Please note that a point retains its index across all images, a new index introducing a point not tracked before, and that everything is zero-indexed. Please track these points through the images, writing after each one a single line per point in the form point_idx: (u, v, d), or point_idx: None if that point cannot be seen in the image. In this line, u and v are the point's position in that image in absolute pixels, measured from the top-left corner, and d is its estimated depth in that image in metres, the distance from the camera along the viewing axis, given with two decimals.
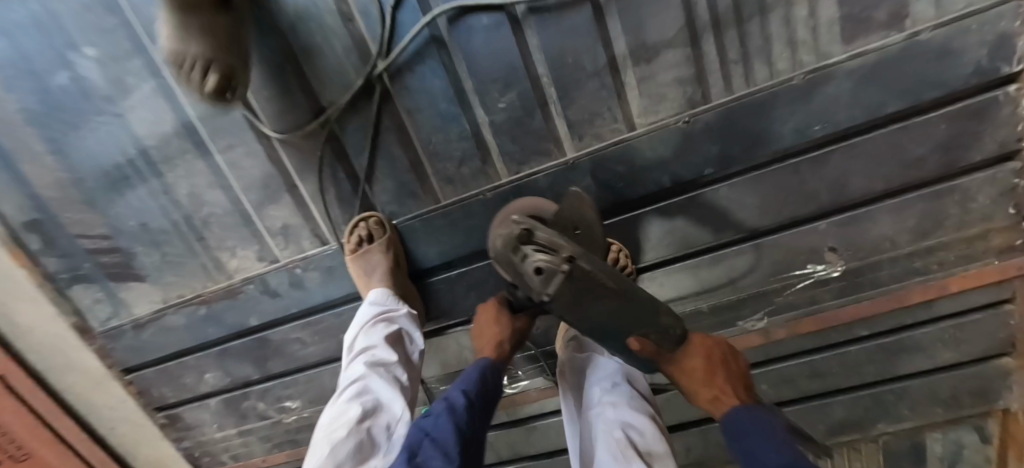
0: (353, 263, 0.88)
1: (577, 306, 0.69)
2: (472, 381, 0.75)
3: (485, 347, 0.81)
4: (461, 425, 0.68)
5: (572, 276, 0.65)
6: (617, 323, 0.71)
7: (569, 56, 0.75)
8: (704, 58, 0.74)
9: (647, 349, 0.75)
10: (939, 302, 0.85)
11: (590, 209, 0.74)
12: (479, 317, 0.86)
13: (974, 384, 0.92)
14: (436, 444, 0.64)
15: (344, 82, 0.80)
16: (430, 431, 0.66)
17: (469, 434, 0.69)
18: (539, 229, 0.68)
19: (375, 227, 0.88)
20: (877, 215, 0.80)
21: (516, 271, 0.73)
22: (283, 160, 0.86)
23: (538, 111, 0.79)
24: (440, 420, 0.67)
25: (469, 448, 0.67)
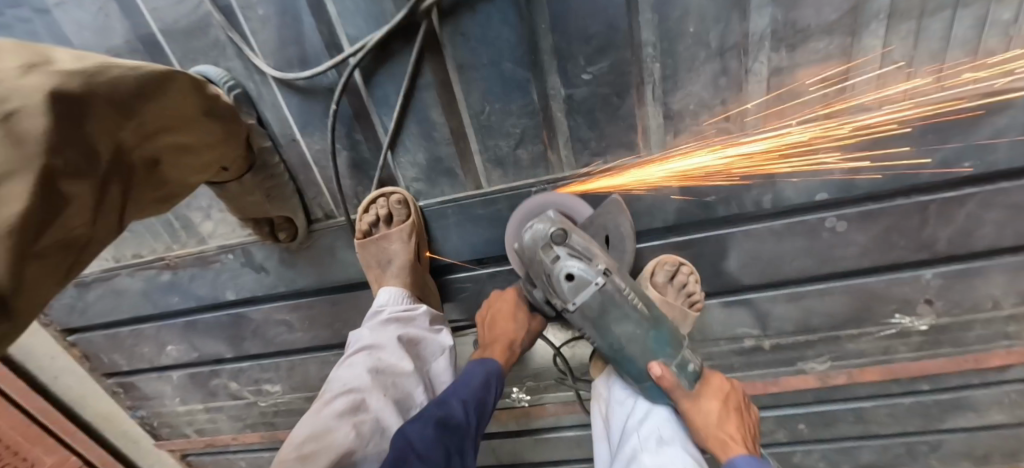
0: (364, 250, 0.72)
1: (600, 321, 0.61)
2: (474, 390, 0.61)
3: (496, 348, 0.68)
4: (454, 443, 0.54)
5: (604, 291, 0.60)
6: (641, 348, 0.62)
7: (690, 25, 0.56)
8: (862, 53, 0.57)
9: (665, 386, 0.63)
10: (1015, 368, 0.78)
11: (626, 218, 0.64)
12: (490, 310, 0.72)
13: (1012, 444, 0.88)
14: (422, 462, 0.49)
15: (375, 13, 0.58)
16: (417, 444, 0.51)
17: (459, 456, 0.54)
18: (574, 231, 0.61)
19: (396, 207, 0.70)
20: (992, 272, 0.69)
21: (538, 271, 0.63)
22: (282, 105, 0.66)
23: (631, 92, 0.61)
24: (426, 429, 0.53)
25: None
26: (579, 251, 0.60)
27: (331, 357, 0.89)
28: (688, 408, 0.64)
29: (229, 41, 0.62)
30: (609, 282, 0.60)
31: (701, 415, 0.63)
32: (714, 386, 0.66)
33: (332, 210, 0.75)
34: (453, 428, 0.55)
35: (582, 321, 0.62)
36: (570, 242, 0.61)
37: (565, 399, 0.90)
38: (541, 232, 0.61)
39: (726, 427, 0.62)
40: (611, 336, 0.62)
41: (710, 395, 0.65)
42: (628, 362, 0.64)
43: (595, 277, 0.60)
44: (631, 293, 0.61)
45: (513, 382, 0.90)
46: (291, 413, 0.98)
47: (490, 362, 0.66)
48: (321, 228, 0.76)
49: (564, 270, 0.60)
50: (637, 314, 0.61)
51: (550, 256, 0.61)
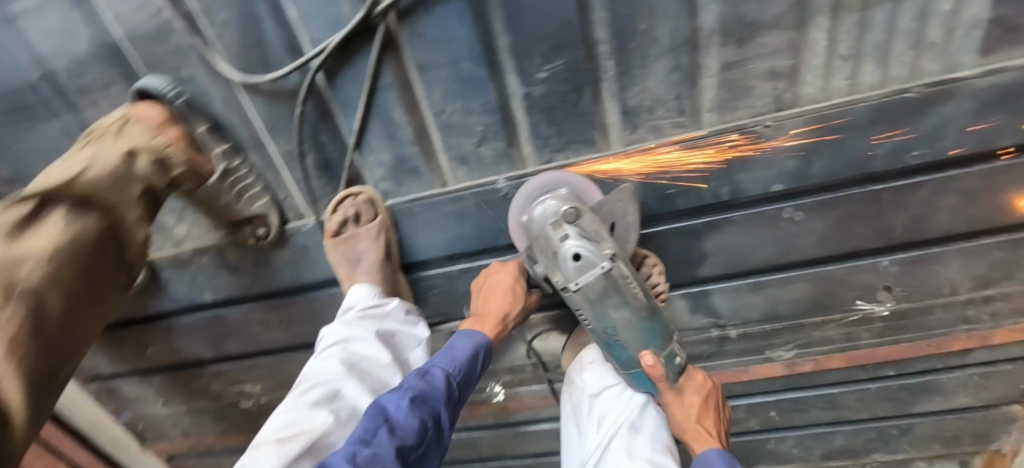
0: (334, 248, 0.74)
1: (599, 305, 0.61)
2: (458, 364, 0.64)
3: (488, 322, 0.68)
4: (429, 417, 0.57)
5: (609, 276, 0.59)
6: (634, 336, 0.62)
7: (642, 22, 0.57)
8: (810, 46, 0.58)
9: (653, 376, 0.63)
10: (977, 351, 0.80)
11: (635, 209, 0.63)
12: (488, 279, 0.71)
13: (978, 426, 0.91)
14: (394, 436, 0.53)
15: (332, 15, 0.59)
16: (392, 417, 0.55)
17: (434, 429, 0.58)
18: (586, 212, 0.60)
19: (363, 207, 0.71)
20: (949, 258, 0.70)
21: (544, 245, 0.63)
22: (247, 108, 0.67)
23: (588, 88, 0.62)
24: (402, 401, 0.56)
25: (425, 443, 0.57)
26: (589, 233, 0.60)
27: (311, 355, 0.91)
28: (670, 400, 0.65)
29: (192, 47, 0.63)
30: (614, 268, 0.59)
31: (682, 409, 0.65)
32: (697, 380, 0.67)
33: (303, 211, 0.76)
34: (429, 402, 0.58)
35: (581, 302, 0.61)
36: (580, 222, 0.60)
37: (542, 392, 0.92)
38: (552, 208, 0.61)
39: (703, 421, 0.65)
40: (607, 320, 0.62)
41: (692, 391, 0.66)
42: (619, 348, 0.64)
43: (601, 261, 0.59)
44: (634, 280, 0.61)
45: (490, 376, 0.92)
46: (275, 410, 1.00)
47: (478, 333, 0.68)
48: (291, 230, 0.77)
49: (570, 249, 0.59)
50: (637, 302, 0.61)
51: (558, 233, 0.60)
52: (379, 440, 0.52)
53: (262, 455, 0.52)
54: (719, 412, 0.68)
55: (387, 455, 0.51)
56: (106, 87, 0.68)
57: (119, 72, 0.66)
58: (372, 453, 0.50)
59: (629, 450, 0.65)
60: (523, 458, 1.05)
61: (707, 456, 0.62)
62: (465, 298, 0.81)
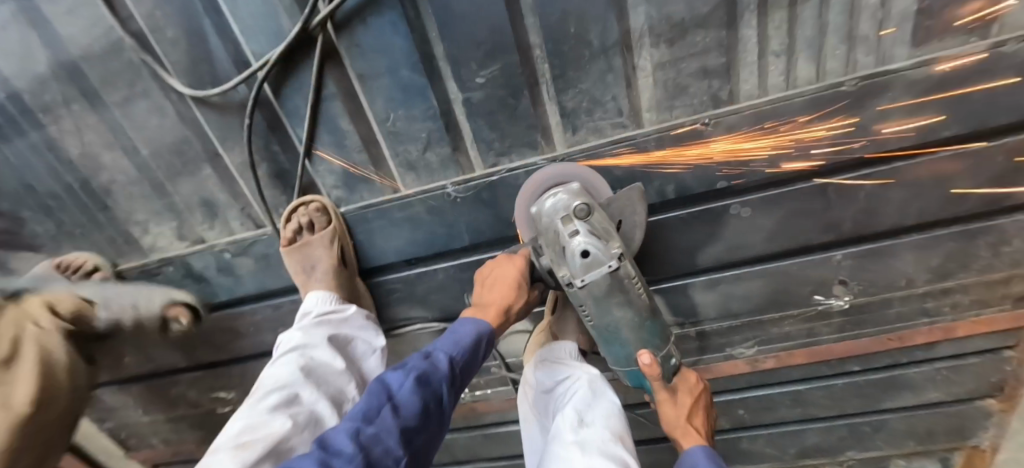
0: (290, 257, 0.75)
1: (603, 302, 0.63)
2: (463, 348, 0.61)
3: (491, 311, 0.65)
4: (433, 399, 0.56)
5: (615, 275, 0.62)
6: (635, 335, 0.65)
7: (573, 25, 0.58)
8: (741, 43, 0.59)
9: (648, 375, 0.64)
10: (941, 344, 0.79)
11: (643, 210, 0.64)
12: (490, 271, 0.67)
13: (953, 422, 0.89)
14: (396, 415, 0.52)
15: (273, 29, 0.61)
16: (395, 395, 0.53)
17: (436, 412, 0.57)
18: (596, 211, 0.63)
19: (316, 215, 0.73)
20: (901, 251, 0.70)
21: (552, 239, 0.64)
22: (201, 121, 0.69)
23: (526, 92, 0.63)
24: (406, 380, 0.55)
25: (428, 424, 0.56)
26: (598, 231, 0.62)
27: None
28: (663, 398, 0.66)
29: (144, 63, 0.65)
30: (621, 267, 0.62)
31: (674, 408, 0.67)
32: (689, 381, 0.69)
33: (261, 220, 0.77)
34: (434, 384, 0.57)
35: (585, 298, 0.64)
36: (591, 219, 0.62)
37: (508, 393, 0.93)
38: (563, 202, 0.62)
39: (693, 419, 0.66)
40: (609, 316, 0.64)
41: (684, 391, 0.68)
42: (618, 344, 0.67)
43: (608, 259, 0.61)
44: (638, 281, 0.63)
45: None
46: None
47: (481, 323, 0.64)
48: (249, 240, 0.78)
49: (579, 246, 0.61)
50: (640, 303, 0.63)
51: (568, 229, 0.63)
52: (382, 419, 0.51)
53: (222, 461, 0.52)
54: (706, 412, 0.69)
55: (389, 435, 0.50)
56: (66, 105, 0.70)
57: (77, 90, 0.68)
58: (375, 433, 0.49)
59: (581, 442, 0.59)
60: (496, 461, 1.06)
61: (695, 453, 0.62)
62: (425, 302, 0.82)
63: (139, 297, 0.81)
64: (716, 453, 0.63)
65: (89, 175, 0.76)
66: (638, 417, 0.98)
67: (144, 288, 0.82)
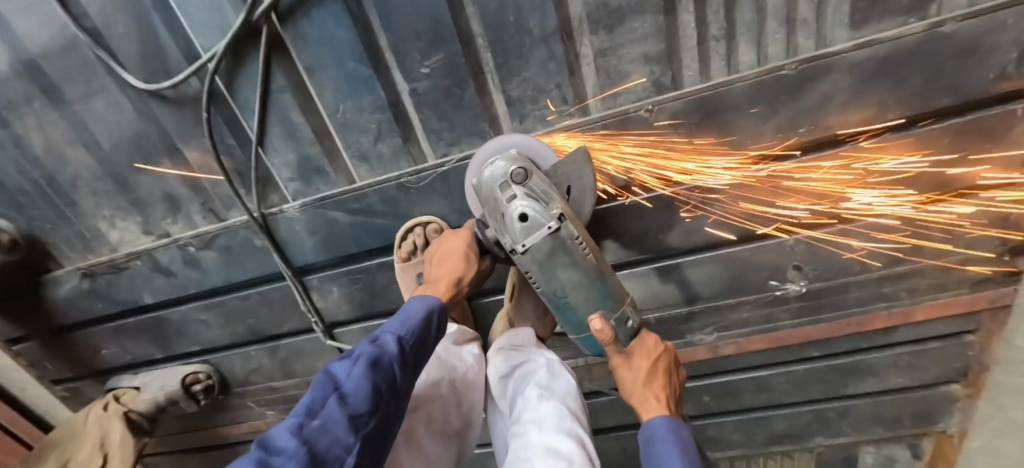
0: (404, 273, 0.75)
1: (548, 266, 0.57)
2: (414, 325, 0.53)
3: (440, 286, 0.61)
4: (389, 384, 0.46)
5: (557, 239, 0.56)
6: (584, 297, 0.58)
7: (510, 13, 0.58)
8: (680, 29, 0.58)
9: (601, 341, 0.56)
10: (901, 329, 0.79)
11: (590, 172, 0.60)
12: (440, 245, 0.65)
13: (920, 407, 0.89)
14: (345, 405, 0.41)
15: (219, 23, 0.62)
16: (342, 385, 0.43)
17: (392, 399, 0.46)
18: (535, 173, 0.57)
19: (434, 235, 0.73)
20: (853, 235, 0.70)
21: (493, 209, 0.60)
22: (158, 116, 0.70)
23: (470, 81, 0.63)
24: (356, 367, 0.44)
25: (384, 414, 0.45)
26: (536, 193, 0.56)
27: (251, 352, 0.94)
28: (616, 362, 0.57)
29: (98, 60, 0.67)
30: (562, 227, 0.55)
31: (629, 372, 0.56)
32: (648, 344, 0.58)
33: (222, 214, 0.78)
34: (387, 367, 0.47)
35: (529, 265, 0.58)
36: (529, 183, 0.57)
37: None
38: (501, 169, 0.58)
39: (653, 385, 0.54)
40: (555, 282, 0.58)
41: (642, 353, 0.57)
42: (569, 309, 0.60)
43: (548, 221, 0.55)
44: (585, 241, 0.57)
45: None
46: (228, 405, 1.05)
47: (431, 296, 0.58)
48: (212, 233, 0.79)
49: (517, 210, 0.56)
50: (586, 263, 0.56)
51: (506, 194, 0.58)
52: (330, 410, 0.40)
53: None
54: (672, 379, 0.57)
55: (338, 427, 0.40)
56: (28, 102, 0.71)
57: (37, 87, 0.70)
58: (320, 427, 0.39)
59: (540, 419, 0.56)
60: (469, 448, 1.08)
61: (656, 425, 0.49)
62: (387, 292, 0.83)
63: (166, 378, 0.95)
64: (681, 424, 0.51)
65: (55, 171, 0.78)
66: (607, 405, 0.99)
67: (166, 370, 0.97)
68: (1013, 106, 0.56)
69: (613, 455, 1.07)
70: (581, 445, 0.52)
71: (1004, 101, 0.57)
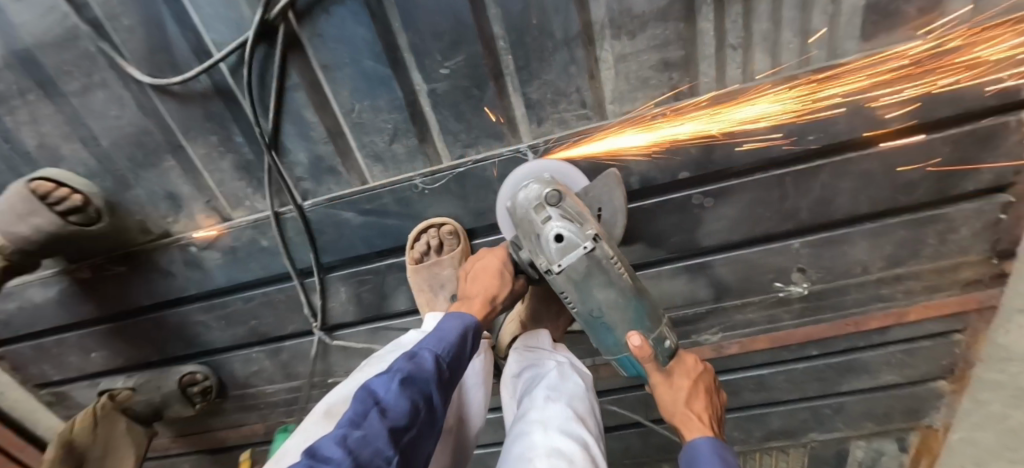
0: (414, 275, 0.74)
1: (583, 285, 0.60)
2: (448, 343, 0.55)
3: (476, 304, 0.62)
4: (424, 401, 0.48)
5: (592, 259, 0.59)
6: (620, 316, 0.61)
7: (534, 16, 0.58)
8: (699, 36, 0.60)
9: (640, 358, 0.60)
10: (895, 329, 0.83)
11: (621, 193, 0.62)
12: (477, 264, 0.67)
13: (909, 403, 0.94)
14: (385, 418, 0.43)
15: (232, 19, 0.60)
16: (382, 400, 0.45)
17: (427, 417, 0.48)
18: (568, 195, 0.61)
19: (447, 237, 0.73)
20: (855, 239, 0.73)
21: (528, 231, 0.63)
22: (162, 112, 0.68)
23: (490, 83, 0.63)
24: (393, 383, 0.46)
25: (418, 430, 0.47)
26: (571, 215, 0.59)
27: (251, 355, 0.92)
28: (657, 382, 0.60)
29: (101, 53, 0.64)
30: (597, 247, 0.59)
31: (669, 391, 0.59)
32: (687, 364, 0.62)
33: (227, 213, 0.76)
34: (422, 384, 0.49)
35: (565, 285, 0.61)
36: (563, 205, 0.60)
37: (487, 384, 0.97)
38: (535, 192, 0.61)
39: (693, 404, 0.57)
40: (591, 301, 0.61)
41: (681, 374, 0.60)
42: (605, 329, 0.64)
43: (583, 241, 0.58)
44: (619, 261, 0.59)
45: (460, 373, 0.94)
46: (225, 409, 1.02)
47: (467, 314, 0.59)
48: (217, 232, 0.77)
49: (553, 231, 0.60)
50: (619, 283, 0.60)
51: (541, 216, 0.60)
52: (371, 422, 0.42)
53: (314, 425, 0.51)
54: (713, 401, 0.60)
55: (378, 440, 0.41)
56: (21, 96, 0.68)
57: (30, 79, 0.67)
58: (362, 438, 0.40)
59: (545, 417, 0.54)
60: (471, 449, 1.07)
61: (697, 443, 0.52)
62: (395, 294, 0.82)
63: (161, 379, 0.93)
64: (724, 444, 0.52)
65: (47, 167, 0.74)
66: (611, 405, 1.00)
67: (162, 371, 0.95)
68: (1008, 117, 0.61)
69: (614, 454, 1.08)
70: (584, 446, 0.51)
71: (999, 113, 0.62)
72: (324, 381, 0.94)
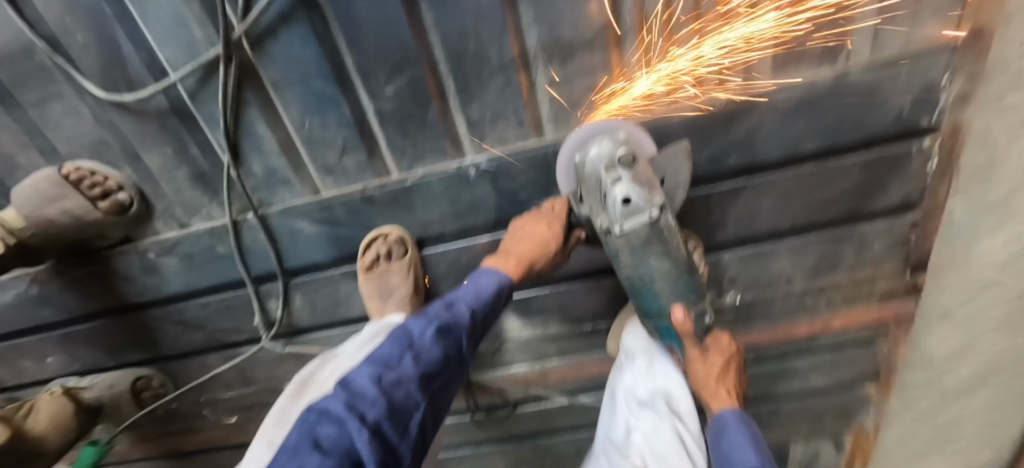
0: (366, 282, 0.78)
1: (641, 251, 0.60)
2: (484, 300, 0.63)
3: (513, 264, 0.67)
4: (455, 350, 0.58)
5: (655, 227, 0.58)
6: (671, 288, 0.62)
7: (471, 43, 0.62)
8: (625, 64, 0.65)
9: (680, 332, 0.64)
10: (821, 336, 0.88)
11: (688, 169, 0.64)
12: (529, 224, 0.68)
13: (839, 404, 1.00)
14: (417, 362, 0.54)
15: (186, 39, 0.63)
16: (416, 343, 0.55)
17: (457, 364, 0.59)
18: (640, 160, 0.59)
19: (395, 245, 0.76)
20: (778, 252, 0.79)
21: (593, 187, 0.61)
22: (118, 124, 0.70)
23: (433, 103, 0.67)
24: (428, 330, 0.57)
25: (446, 375, 0.57)
26: (640, 180, 0.57)
27: (210, 359, 0.94)
28: (693, 356, 0.66)
29: (55, 66, 0.66)
30: (661, 217, 0.58)
31: (703, 367, 0.66)
32: (721, 343, 0.69)
33: (184, 221, 0.79)
34: (454, 334, 0.59)
35: (622, 247, 0.60)
36: (634, 168, 0.58)
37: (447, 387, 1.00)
38: (608, 150, 0.59)
39: (723, 381, 0.66)
40: (646, 267, 0.61)
41: (715, 350, 0.68)
42: (651, 296, 0.65)
43: (649, 208, 0.57)
44: (678, 233, 0.60)
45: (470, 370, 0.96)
46: (183, 412, 1.04)
47: (503, 274, 0.66)
48: (173, 240, 0.79)
49: (620, 193, 0.56)
50: (678, 254, 0.60)
51: (610, 176, 0.58)
52: (404, 367, 0.53)
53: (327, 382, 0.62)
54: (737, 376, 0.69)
55: (409, 381, 0.52)
56: None
57: None
58: (396, 379, 0.51)
59: None
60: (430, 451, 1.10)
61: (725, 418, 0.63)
62: (351, 300, 0.86)
63: (114, 379, 0.95)
64: (747, 417, 0.64)
65: (5, 174, 0.76)
66: (561, 410, 1.01)
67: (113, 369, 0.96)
68: (911, 144, 0.69)
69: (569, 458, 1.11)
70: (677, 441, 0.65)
71: (903, 139, 0.69)
72: (282, 384, 0.97)
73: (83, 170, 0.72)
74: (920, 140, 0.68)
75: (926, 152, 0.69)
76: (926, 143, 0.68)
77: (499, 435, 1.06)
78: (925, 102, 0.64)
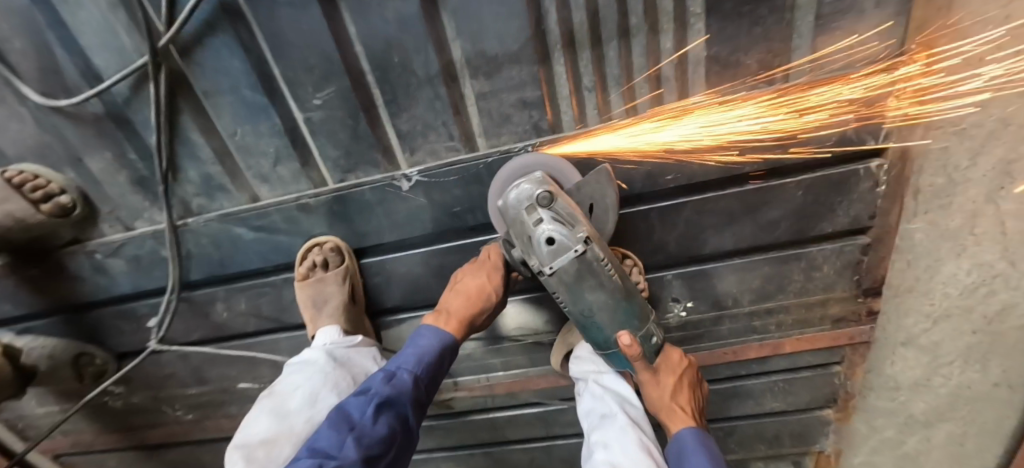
0: (304, 290, 0.79)
1: (575, 288, 0.58)
2: (425, 364, 0.66)
3: (453, 323, 0.69)
4: (397, 423, 0.60)
5: (585, 260, 0.56)
6: (611, 318, 0.60)
7: (396, 54, 0.61)
8: (554, 77, 0.63)
9: (629, 356, 0.62)
10: (774, 359, 0.86)
11: (614, 190, 0.60)
12: (466, 277, 0.69)
13: (797, 428, 0.97)
14: (359, 444, 0.55)
15: (116, 46, 0.63)
16: (357, 424, 0.57)
17: (403, 434, 0.62)
18: (561, 195, 0.57)
19: (331, 253, 0.77)
20: (723, 273, 0.76)
21: (518, 230, 0.59)
22: (57, 128, 0.71)
23: (363, 115, 0.67)
24: (369, 407, 0.58)
25: (393, 450, 0.60)
26: (563, 216, 0.56)
27: (163, 358, 0.96)
28: (646, 379, 0.65)
29: None
30: (588, 250, 0.56)
31: (657, 388, 0.65)
32: (673, 359, 0.67)
33: (130, 224, 0.80)
34: (396, 406, 0.61)
35: (556, 286, 0.59)
36: (555, 206, 0.57)
37: None
38: (527, 192, 0.57)
39: (677, 398, 0.66)
40: (583, 302, 0.59)
41: (668, 371, 0.66)
42: (595, 329, 0.62)
43: (574, 244, 0.56)
44: (609, 263, 0.58)
45: None
46: (143, 407, 1.06)
47: (443, 333, 0.69)
48: (119, 241, 0.81)
49: (543, 233, 0.56)
50: (612, 285, 0.58)
51: (532, 218, 0.57)
52: (345, 453, 0.54)
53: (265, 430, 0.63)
54: (694, 390, 0.69)
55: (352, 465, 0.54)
56: None
57: None
58: None
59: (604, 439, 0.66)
60: None
61: (681, 437, 0.63)
62: (294, 306, 0.86)
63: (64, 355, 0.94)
64: (704, 434, 0.64)
65: None
66: (510, 421, 1.00)
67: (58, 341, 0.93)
68: (861, 165, 0.65)
69: None
70: (647, 450, 0.63)
71: (855, 159, 0.65)
72: (234, 385, 0.98)
73: (26, 173, 0.73)
74: (870, 162, 0.64)
75: (875, 175, 0.65)
76: (874, 165, 0.64)
77: (451, 443, 1.06)
78: (871, 123, 0.60)
